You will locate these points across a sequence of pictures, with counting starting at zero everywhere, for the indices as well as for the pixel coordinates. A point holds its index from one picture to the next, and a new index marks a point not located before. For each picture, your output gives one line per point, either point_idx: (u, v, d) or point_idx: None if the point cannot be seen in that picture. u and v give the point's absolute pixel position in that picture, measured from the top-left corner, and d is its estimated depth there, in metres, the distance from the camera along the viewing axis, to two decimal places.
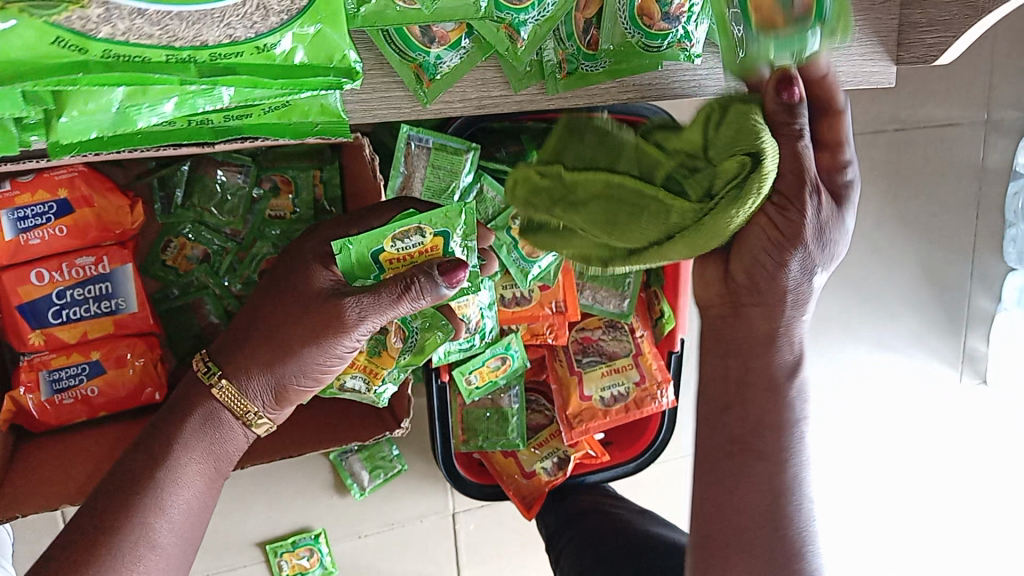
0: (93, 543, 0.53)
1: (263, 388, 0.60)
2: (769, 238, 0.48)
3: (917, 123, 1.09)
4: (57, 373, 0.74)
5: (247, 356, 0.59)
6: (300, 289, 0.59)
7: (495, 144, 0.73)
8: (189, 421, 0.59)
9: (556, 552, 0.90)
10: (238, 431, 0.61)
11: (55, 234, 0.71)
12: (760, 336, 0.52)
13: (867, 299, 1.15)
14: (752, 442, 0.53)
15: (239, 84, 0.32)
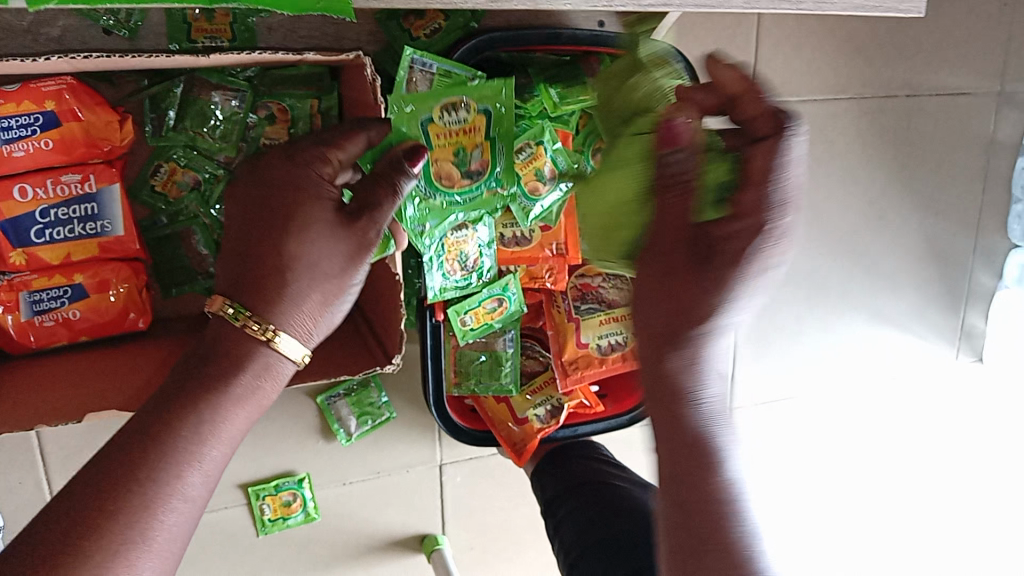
0: (122, 492, 0.49)
1: (300, 317, 0.57)
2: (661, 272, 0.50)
3: (929, 91, 1.06)
4: (38, 294, 0.71)
5: (281, 295, 0.56)
6: (298, 220, 0.56)
7: (503, 76, 0.71)
8: (234, 370, 0.55)
9: (554, 520, 0.88)
10: (288, 369, 0.58)
11: (39, 147, 0.68)
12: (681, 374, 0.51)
13: (869, 270, 1.13)
14: (686, 482, 0.52)
15: None
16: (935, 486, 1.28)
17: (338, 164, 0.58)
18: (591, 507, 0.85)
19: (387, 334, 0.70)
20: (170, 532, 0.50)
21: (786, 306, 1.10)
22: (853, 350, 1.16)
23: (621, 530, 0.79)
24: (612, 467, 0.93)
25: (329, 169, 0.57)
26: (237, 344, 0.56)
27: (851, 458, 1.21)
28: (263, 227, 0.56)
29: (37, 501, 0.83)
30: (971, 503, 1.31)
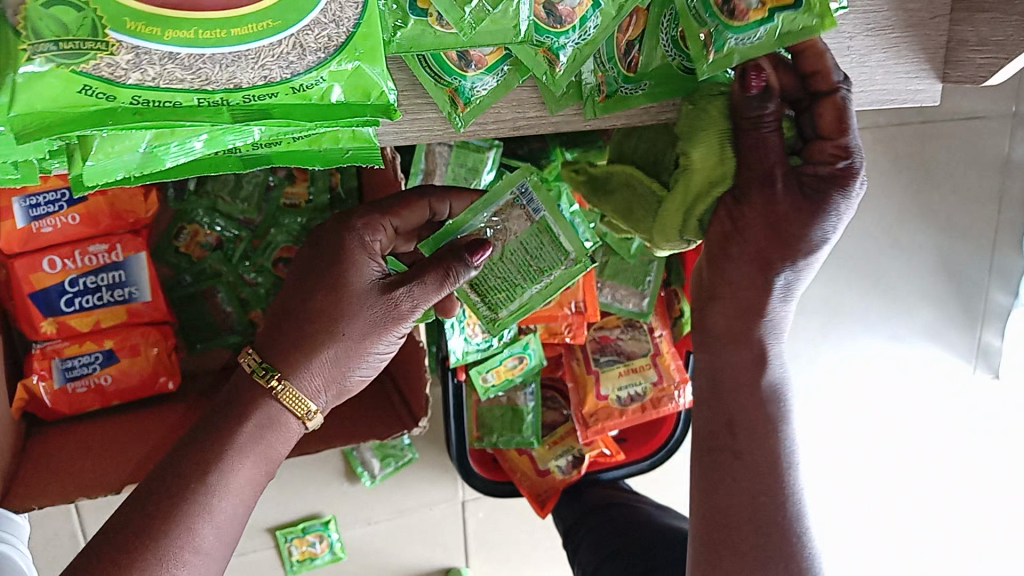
0: (138, 546, 0.48)
1: (322, 383, 0.56)
2: (724, 230, 0.48)
3: (940, 116, 1.06)
4: (70, 361, 0.73)
5: (304, 353, 0.55)
6: (334, 280, 0.55)
7: (518, 142, 0.72)
8: (248, 422, 0.53)
9: (573, 543, 0.90)
10: (295, 429, 0.56)
11: (67, 222, 0.70)
12: (725, 330, 0.52)
13: (884, 293, 1.14)
14: (729, 436, 0.52)
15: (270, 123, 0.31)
16: (963, 516, 1.24)
17: (389, 232, 0.58)
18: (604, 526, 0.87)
19: (414, 395, 0.71)
20: None
21: (799, 333, 1.12)
22: (865, 371, 1.18)
23: (641, 537, 0.81)
24: (621, 492, 0.95)
25: (378, 234, 0.57)
26: (256, 396, 0.54)
27: (868, 479, 1.22)
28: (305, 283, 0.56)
29: (73, 550, 0.85)
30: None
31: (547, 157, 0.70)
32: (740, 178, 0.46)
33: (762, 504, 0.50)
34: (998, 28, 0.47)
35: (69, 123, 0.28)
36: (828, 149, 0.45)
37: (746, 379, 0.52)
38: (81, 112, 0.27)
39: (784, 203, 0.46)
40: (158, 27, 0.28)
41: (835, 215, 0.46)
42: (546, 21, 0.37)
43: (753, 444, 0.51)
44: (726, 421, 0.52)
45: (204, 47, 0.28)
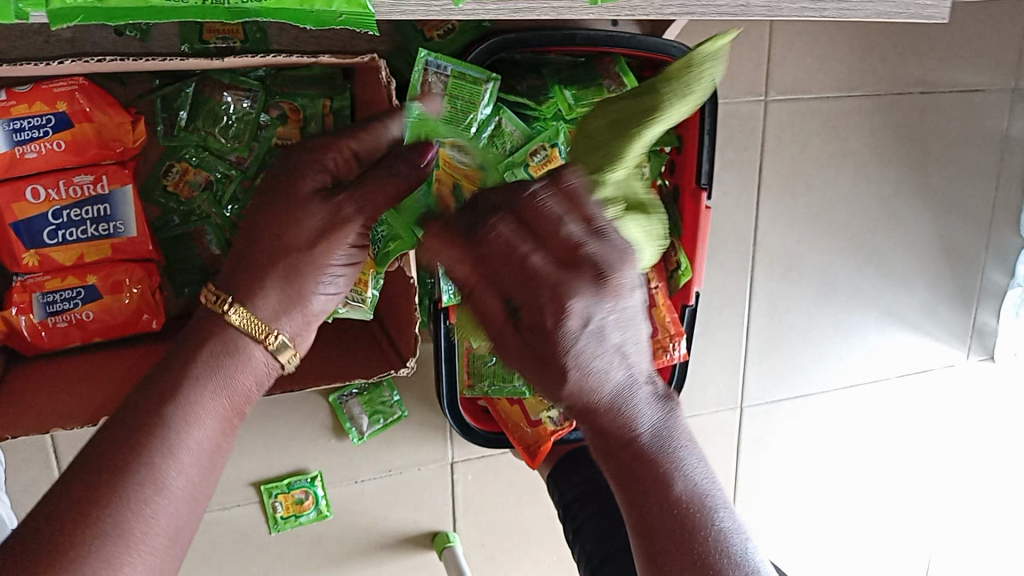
0: (100, 480, 0.47)
1: (277, 299, 0.56)
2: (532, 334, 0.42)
3: (943, 87, 1.05)
4: (51, 295, 0.71)
5: (257, 272, 0.56)
6: (287, 198, 0.56)
7: (517, 77, 0.71)
8: (204, 351, 0.54)
9: (575, 523, 0.85)
10: (260, 355, 0.56)
11: (52, 148, 0.68)
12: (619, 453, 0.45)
13: (881, 267, 1.12)
14: (667, 552, 0.45)
15: None
16: (940, 483, 1.28)
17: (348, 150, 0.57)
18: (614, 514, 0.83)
19: (401, 337, 0.70)
20: (146, 532, 0.48)
21: (798, 303, 1.08)
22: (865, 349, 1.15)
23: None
24: None
25: (336, 155, 0.56)
26: (217, 327, 0.55)
27: (856, 456, 1.21)
28: (263, 205, 0.57)
29: (50, 498, 0.83)
30: (968, 507, 1.31)
31: (545, 94, 0.69)
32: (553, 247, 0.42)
33: None
34: None
35: None
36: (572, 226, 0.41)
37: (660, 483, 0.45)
38: None
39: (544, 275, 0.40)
40: None
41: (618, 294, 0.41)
42: None
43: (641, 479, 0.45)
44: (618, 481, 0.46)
45: None
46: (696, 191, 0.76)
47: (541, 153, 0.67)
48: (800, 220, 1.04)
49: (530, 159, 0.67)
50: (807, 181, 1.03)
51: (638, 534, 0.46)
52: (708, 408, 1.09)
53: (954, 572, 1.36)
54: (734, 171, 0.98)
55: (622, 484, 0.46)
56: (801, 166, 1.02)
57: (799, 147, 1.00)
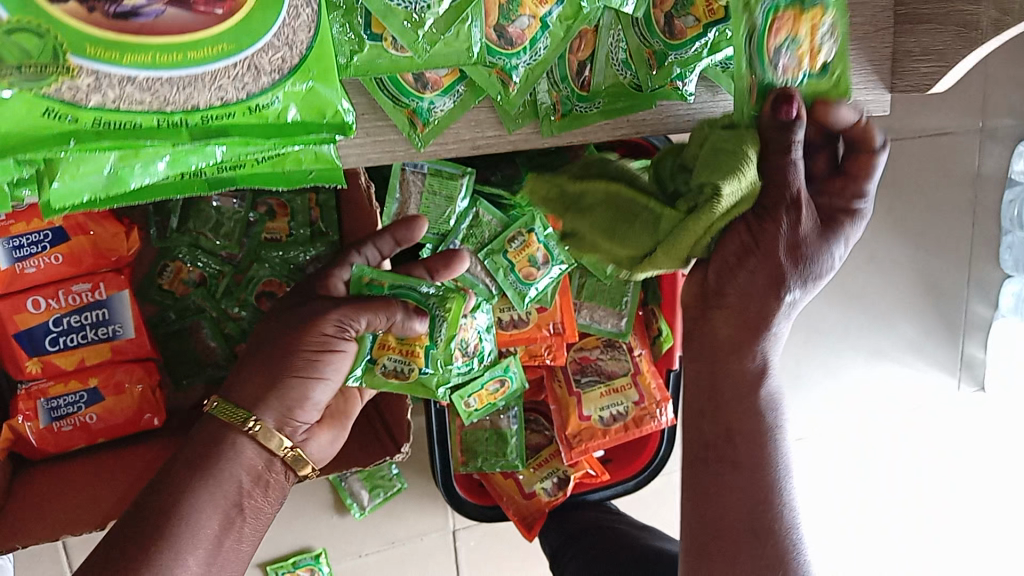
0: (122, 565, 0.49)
1: (277, 410, 0.58)
2: (745, 243, 0.45)
3: (910, 133, 1.08)
4: (55, 401, 0.73)
5: (259, 387, 0.58)
6: (294, 314, 0.60)
7: (491, 168, 0.74)
8: (207, 460, 0.55)
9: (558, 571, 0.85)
10: (267, 464, 0.58)
11: (51, 262, 0.71)
12: (723, 343, 0.50)
13: (863, 309, 1.14)
14: (726, 447, 0.51)
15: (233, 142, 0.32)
16: (943, 519, 1.27)
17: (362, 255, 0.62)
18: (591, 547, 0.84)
19: (397, 421, 0.72)
20: None
21: (784, 351, 1.11)
22: (855, 387, 1.17)
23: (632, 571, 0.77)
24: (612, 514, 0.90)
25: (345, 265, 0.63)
26: (225, 434, 0.56)
27: (856, 496, 1.22)
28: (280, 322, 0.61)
29: None
30: (976, 544, 1.29)
31: (519, 183, 0.72)
32: (764, 204, 0.44)
33: (762, 512, 0.51)
34: (941, 38, 0.51)
35: (34, 145, 0.28)
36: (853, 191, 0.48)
37: (741, 393, 0.51)
38: (45, 137, 0.28)
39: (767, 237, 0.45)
40: (116, 50, 0.28)
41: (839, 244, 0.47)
42: (497, 43, 0.39)
43: (750, 454, 0.51)
44: (723, 431, 0.51)
45: (162, 70, 0.29)
46: None
47: (519, 238, 0.72)
48: None
49: (508, 245, 0.72)
50: None
51: (694, 417, 0.53)
52: None
53: None
54: None
55: (700, 379, 0.52)
56: None
57: None
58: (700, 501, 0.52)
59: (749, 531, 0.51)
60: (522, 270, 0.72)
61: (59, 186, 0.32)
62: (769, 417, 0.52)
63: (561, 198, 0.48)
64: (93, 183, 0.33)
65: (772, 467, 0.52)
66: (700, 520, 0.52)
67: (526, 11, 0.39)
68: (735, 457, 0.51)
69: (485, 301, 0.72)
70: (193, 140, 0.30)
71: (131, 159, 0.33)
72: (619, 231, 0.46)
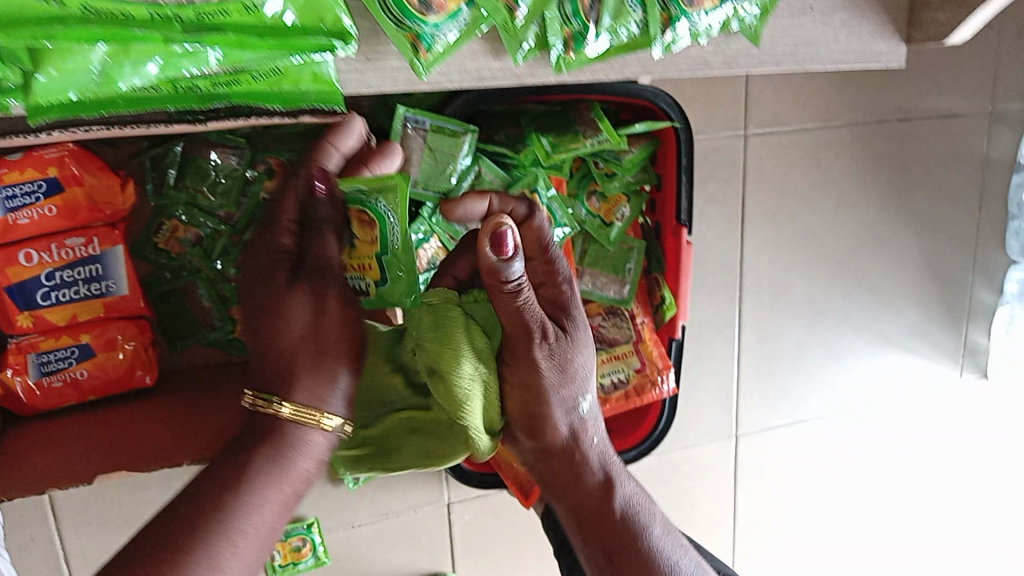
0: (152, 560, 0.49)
1: (310, 388, 0.54)
2: (523, 396, 0.58)
3: (920, 114, 1.07)
4: (46, 356, 0.72)
5: (295, 372, 0.54)
6: (272, 291, 0.54)
7: (494, 128, 0.73)
8: (258, 460, 0.53)
9: (568, 560, 0.85)
10: (319, 440, 0.55)
11: (44, 214, 0.69)
12: (554, 439, 0.60)
13: (867, 293, 1.13)
14: (598, 530, 0.63)
15: (224, 43, 0.38)
16: (933, 503, 1.27)
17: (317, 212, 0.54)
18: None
19: None
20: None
21: (786, 333, 1.09)
22: (856, 373, 1.16)
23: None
24: None
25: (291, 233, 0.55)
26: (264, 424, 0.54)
27: (852, 481, 1.21)
28: (259, 299, 0.55)
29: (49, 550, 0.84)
30: (964, 529, 1.31)
31: (522, 142, 0.71)
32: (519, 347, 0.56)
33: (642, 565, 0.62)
34: None
35: (32, 19, 0.34)
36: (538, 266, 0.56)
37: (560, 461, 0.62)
38: (38, 12, 0.34)
39: (528, 387, 0.58)
40: None
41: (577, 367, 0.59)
42: None
43: (615, 534, 0.62)
44: (590, 526, 0.63)
45: None
46: (676, 228, 0.77)
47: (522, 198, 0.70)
48: (786, 249, 1.05)
49: None
50: (789, 213, 1.04)
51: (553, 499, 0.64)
52: (702, 439, 1.10)
53: None
54: (717, 204, 1.00)
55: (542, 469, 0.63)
56: (784, 198, 1.03)
57: (781, 178, 1.02)
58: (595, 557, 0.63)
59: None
60: None
61: (45, 79, 0.35)
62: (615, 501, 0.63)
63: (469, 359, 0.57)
64: (80, 81, 0.36)
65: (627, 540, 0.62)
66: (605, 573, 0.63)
67: None
68: (602, 525, 0.62)
69: None
70: (185, 31, 0.37)
71: (123, 59, 0.37)
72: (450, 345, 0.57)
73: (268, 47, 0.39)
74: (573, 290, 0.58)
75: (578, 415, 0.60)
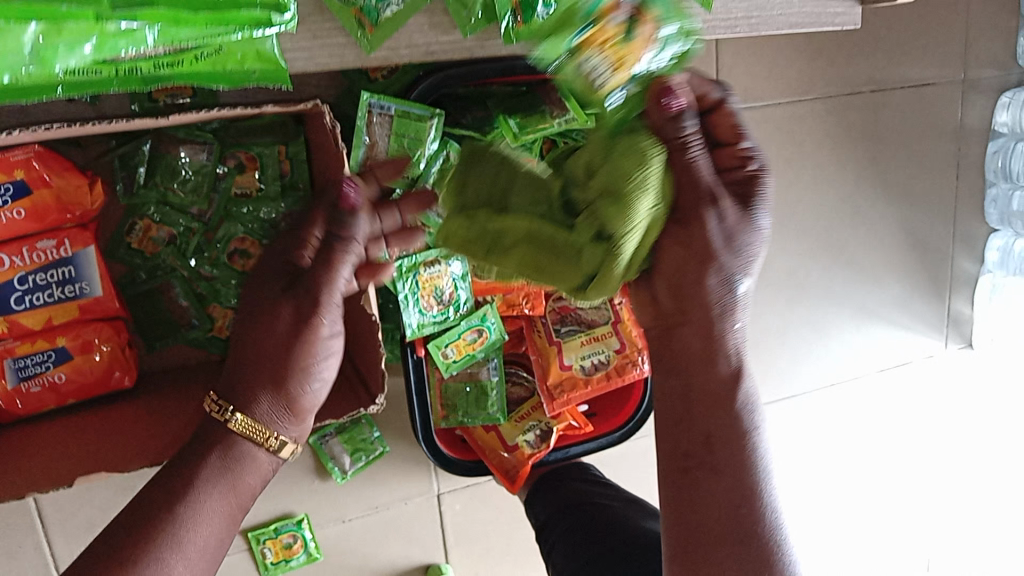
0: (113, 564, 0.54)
1: (270, 405, 0.61)
2: (681, 255, 0.49)
3: (892, 84, 1.07)
4: (22, 360, 0.72)
5: (257, 384, 0.61)
6: (266, 308, 0.61)
7: (460, 111, 0.73)
8: (210, 461, 0.59)
9: (547, 545, 0.87)
10: (263, 456, 0.62)
11: (13, 217, 0.69)
12: (694, 353, 0.51)
13: (849, 266, 1.13)
14: (705, 452, 0.51)
15: (161, 21, 0.39)
16: (924, 474, 1.28)
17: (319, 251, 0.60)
18: (583, 531, 0.83)
19: (371, 373, 0.70)
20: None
21: (769, 309, 1.10)
22: (841, 347, 1.16)
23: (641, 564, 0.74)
24: (599, 486, 0.92)
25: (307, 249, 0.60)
26: (218, 433, 0.60)
27: (841, 458, 1.21)
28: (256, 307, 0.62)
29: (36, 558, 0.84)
30: (959, 499, 1.31)
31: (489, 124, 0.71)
32: (681, 209, 0.48)
33: (742, 516, 0.50)
34: None
35: None
36: (733, 154, 0.51)
37: (702, 359, 0.51)
38: None
39: (699, 242, 0.48)
40: None
41: (760, 215, 0.50)
42: None
43: (731, 458, 0.51)
44: (702, 436, 0.51)
45: None
46: None
47: None
48: None
49: None
50: None
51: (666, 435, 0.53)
52: None
53: (955, 565, 1.35)
54: None
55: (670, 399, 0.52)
56: None
57: None
58: (685, 506, 0.51)
59: (730, 528, 0.50)
60: None
61: None
62: (746, 420, 0.51)
63: (483, 236, 0.52)
64: (13, 64, 0.37)
65: (753, 475, 0.51)
66: (681, 526, 0.51)
67: None
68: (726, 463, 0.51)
69: None
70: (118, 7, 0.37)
71: (56, 40, 0.37)
72: (544, 268, 0.51)
73: (205, 23, 0.40)
74: (765, 173, 0.51)
75: (734, 296, 0.50)
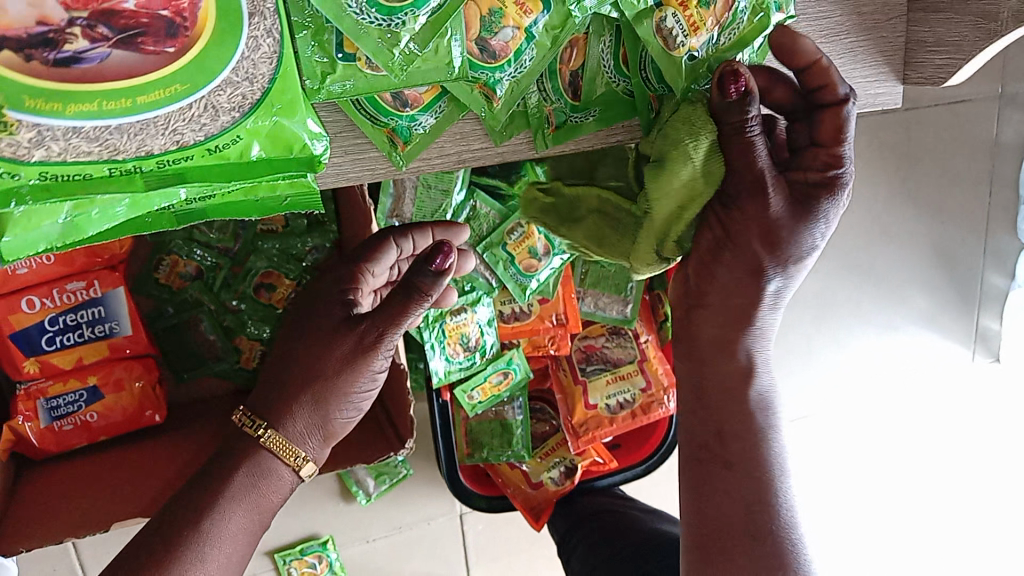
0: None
1: (304, 429, 0.60)
2: (716, 236, 0.50)
3: (926, 102, 1.04)
4: (55, 400, 0.73)
5: (294, 400, 0.60)
6: (321, 326, 0.62)
7: None
8: (238, 475, 0.57)
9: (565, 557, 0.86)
10: (286, 476, 0.60)
11: (43, 262, 0.69)
12: (708, 339, 0.55)
13: (875, 283, 1.12)
14: (719, 446, 0.55)
15: (196, 187, 0.34)
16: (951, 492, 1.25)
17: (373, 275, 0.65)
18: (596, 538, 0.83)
19: (399, 417, 0.71)
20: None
21: (791, 327, 1.09)
22: (863, 362, 1.16)
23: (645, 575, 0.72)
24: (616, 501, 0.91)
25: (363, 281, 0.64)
26: (246, 450, 0.59)
27: (862, 473, 1.21)
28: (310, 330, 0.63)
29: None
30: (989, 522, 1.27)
31: (516, 172, 0.71)
32: (728, 194, 0.48)
33: (757, 513, 0.53)
34: (956, 30, 0.51)
35: None
36: (825, 155, 0.48)
37: (718, 347, 0.55)
38: None
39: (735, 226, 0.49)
40: (59, 102, 0.30)
41: (822, 225, 0.49)
42: (480, 57, 0.39)
43: (743, 451, 0.54)
44: (715, 430, 0.55)
45: (112, 118, 0.31)
46: None
47: (519, 229, 0.71)
48: None
49: (507, 238, 0.71)
50: None
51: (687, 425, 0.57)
52: None
53: None
54: None
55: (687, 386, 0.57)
56: None
57: None
58: (699, 500, 0.55)
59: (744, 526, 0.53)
60: (521, 263, 0.71)
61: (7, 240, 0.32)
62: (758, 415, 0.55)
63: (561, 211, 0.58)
64: (49, 233, 0.33)
65: (765, 469, 0.54)
66: (701, 524, 0.54)
67: (511, 23, 0.39)
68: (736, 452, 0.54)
69: (486, 294, 0.73)
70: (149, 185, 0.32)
71: (90, 205, 0.33)
72: (607, 239, 0.55)
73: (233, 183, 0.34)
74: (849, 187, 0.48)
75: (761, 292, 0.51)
